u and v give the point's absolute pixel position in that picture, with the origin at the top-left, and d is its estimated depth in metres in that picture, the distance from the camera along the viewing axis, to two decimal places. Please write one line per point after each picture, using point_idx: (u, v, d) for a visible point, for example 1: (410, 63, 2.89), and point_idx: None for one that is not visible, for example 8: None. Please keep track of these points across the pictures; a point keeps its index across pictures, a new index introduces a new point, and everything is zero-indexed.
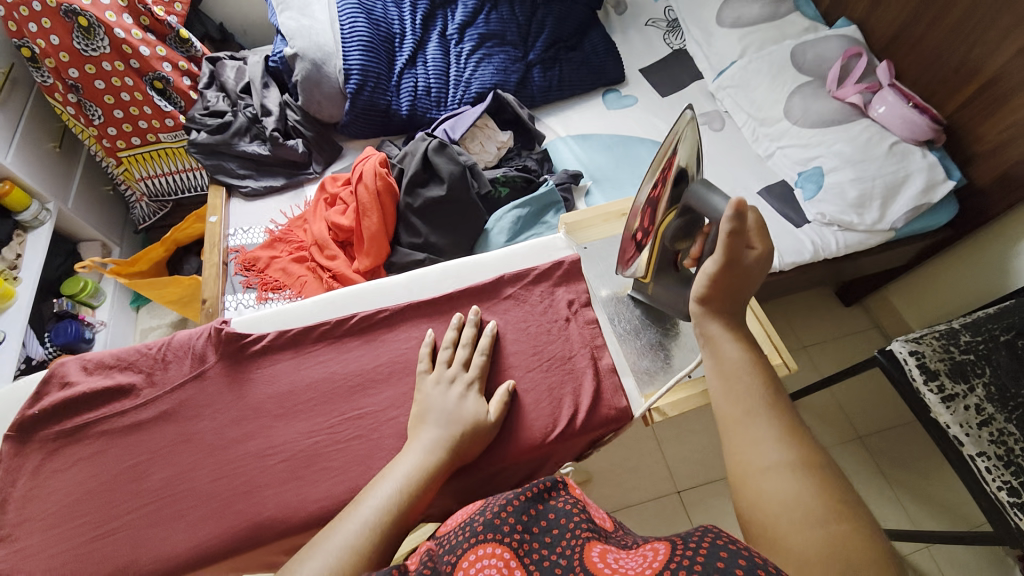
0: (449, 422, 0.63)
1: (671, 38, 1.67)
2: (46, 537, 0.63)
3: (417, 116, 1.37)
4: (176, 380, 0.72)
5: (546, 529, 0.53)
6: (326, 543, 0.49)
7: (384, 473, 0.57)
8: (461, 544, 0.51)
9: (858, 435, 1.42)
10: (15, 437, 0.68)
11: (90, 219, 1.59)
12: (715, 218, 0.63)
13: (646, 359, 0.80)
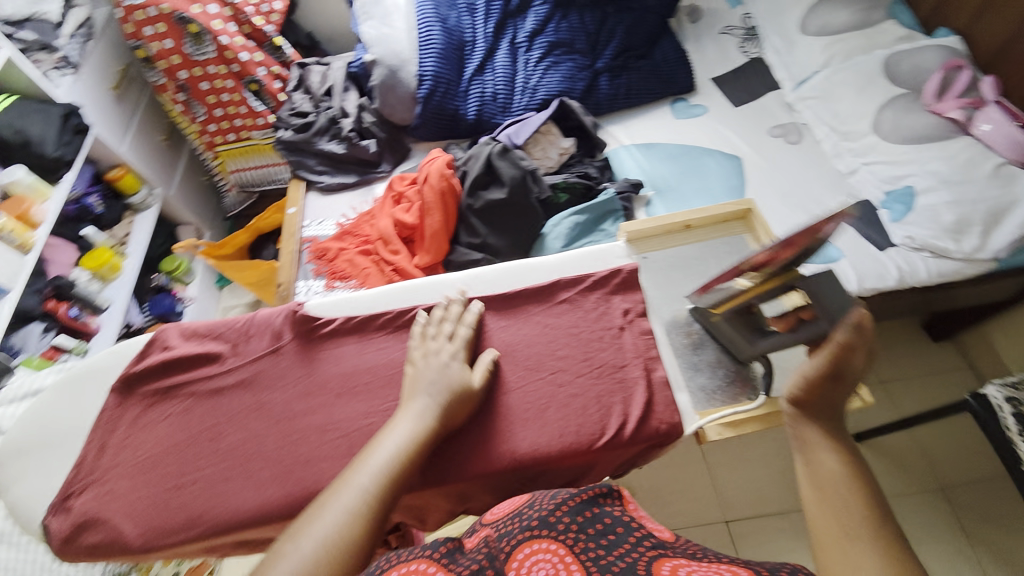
0: (429, 389, 0.65)
1: (747, 47, 1.60)
2: (133, 485, 0.70)
3: (483, 121, 1.42)
4: (254, 353, 0.78)
5: (602, 532, 0.54)
6: (331, 503, 0.54)
7: (375, 442, 0.60)
8: (513, 535, 0.55)
9: (938, 486, 1.28)
10: (119, 391, 0.76)
11: (189, 205, 1.77)
12: (823, 313, 0.60)
13: (703, 375, 0.79)
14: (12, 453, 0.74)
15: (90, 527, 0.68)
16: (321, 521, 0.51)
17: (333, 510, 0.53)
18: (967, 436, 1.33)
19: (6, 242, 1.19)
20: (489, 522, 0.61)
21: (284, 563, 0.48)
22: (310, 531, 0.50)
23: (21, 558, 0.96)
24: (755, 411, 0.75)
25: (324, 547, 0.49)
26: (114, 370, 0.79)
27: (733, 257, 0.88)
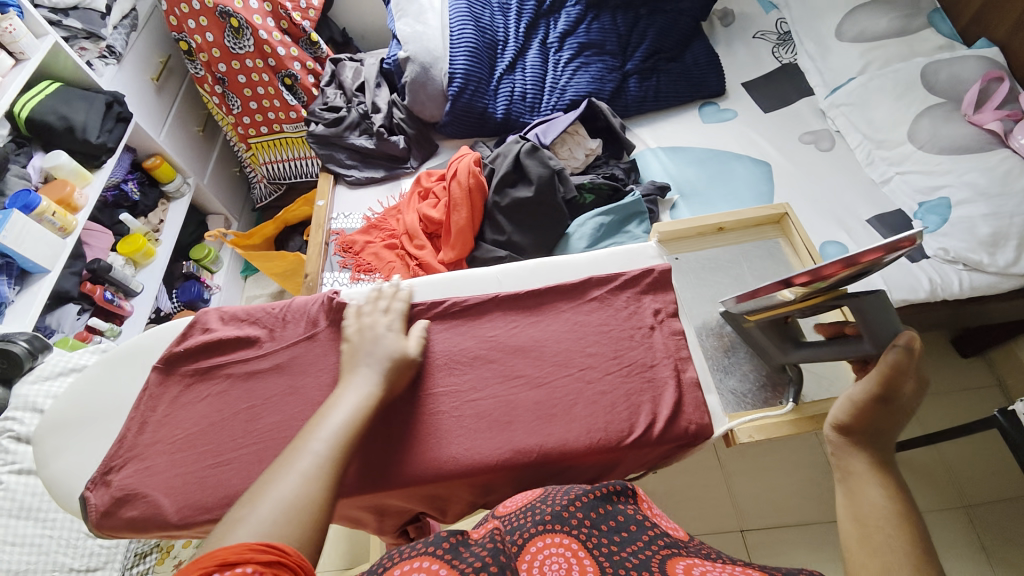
0: (374, 357, 0.62)
1: (781, 51, 1.58)
2: (181, 463, 0.63)
3: (511, 119, 1.43)
4: (294, 337, 0.71)
5: (614, 529, 0.55)
6: (288, 468, 0.51)
7: (327, 407, 0.57)
8: (525, 529, 0.56)
9: (962, 503, 1.24)
10: (161, 367, 0.69)
11: (220, 195, 1.82)
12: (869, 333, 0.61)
13: (733, 378, 0.78)
14: (52, 426, 0.69)
15: (128, 501, 0.61)
16: (279, 484, 0.49)
17: (292, 474, 0.50)
18: (994, 453, 1.29)
19: (49, 225, 1.22)
20: (501, 514, 0.62)
21: (241, 528, 0.45)
22: (268, 496, 0.48)
23: (46, 534, 0.96)
24: (785, 416, 0.74)
25: (287, 511, 0.47)
26: (158, 347, 0.73)
27: (768, 260, 0.87)
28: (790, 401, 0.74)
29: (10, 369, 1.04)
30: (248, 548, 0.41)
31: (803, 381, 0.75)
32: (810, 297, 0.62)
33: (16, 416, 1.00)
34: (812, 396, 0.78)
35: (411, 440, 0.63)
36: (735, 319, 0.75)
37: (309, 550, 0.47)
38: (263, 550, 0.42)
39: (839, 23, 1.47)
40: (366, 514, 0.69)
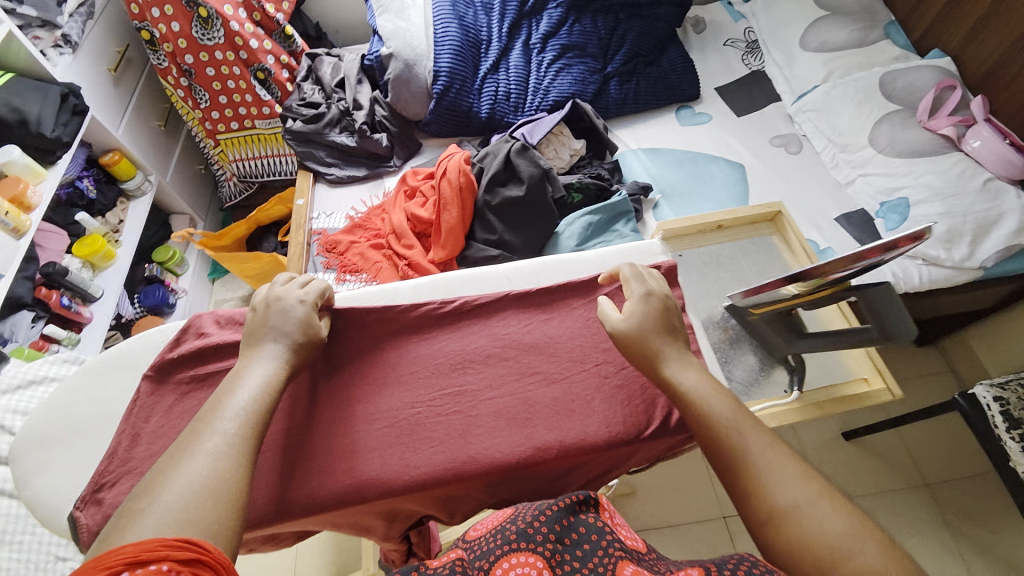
0: (282, 335, 0.59)
1: (749, 59, 1.65)
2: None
3: (495, 119, 1.43)
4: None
5: (577, 543, 0.53)
6: (192, 449, 0.48)
7: (230, 379, 0.55)
8: (493, 551, 0.52)
9: (924, 483, 1.34)
10: (153, 375, 0.65)
11: (184, 193, 1.72)
12: (878, 326, 0.67)
13: (741, 369, 0.81)
14: (29, 443, 0.64)
15: None
16: (185, 467, 0.46)
17: (197, 455, 0.48)
18: (950, 435, 1.40)
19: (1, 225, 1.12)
20: (471, 539, 0.58)
21: (146, 522, 0.42)
22: (176, 480, 0.45)
23: (11, 558, 0.88)
24: (791, 404, 0.78)
25: (203, 496, 0.45)
26: (149, 353, 0.69)
27: (764, 256, 0.92)
28: (795, 390, 0.79)
29: None
30: (162, 544, 0.40)
31: (805, 370, 0.80)
32: (818, 291, 0.65)
33: None
34: (814, 384, 0.82)
35: (429, 440, 0.62)
36: (738, 313, 0.78)
37: (232, 534, 0.46)
38: (180, 545, 0.41)
39: (803, 33, 1.56)
40: (379, 522, 0.67)
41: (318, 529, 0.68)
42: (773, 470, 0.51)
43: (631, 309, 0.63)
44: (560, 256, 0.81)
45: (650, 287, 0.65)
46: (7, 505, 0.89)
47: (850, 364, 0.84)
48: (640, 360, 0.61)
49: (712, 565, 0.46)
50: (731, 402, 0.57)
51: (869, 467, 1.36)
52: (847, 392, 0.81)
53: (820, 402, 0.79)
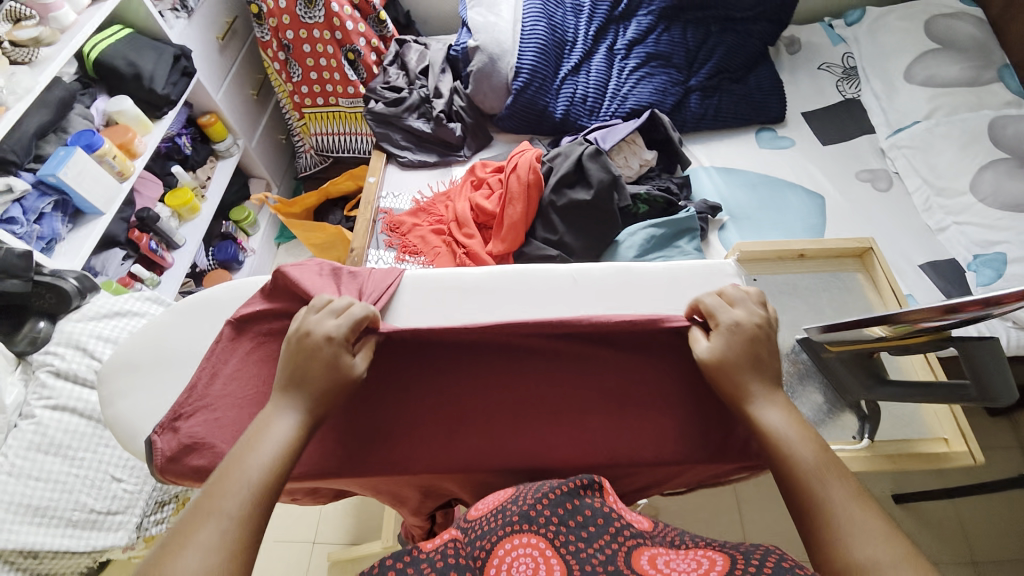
0: (305, 385, 0.55)
1: (845, 86, 1.56)
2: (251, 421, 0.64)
3: (569, 121, 1.42)
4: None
5: (581, 524, 0.47)
6: (189, 538, 0.45)
7: (251, 437, 0.52)
8: (493, 533, 0.48)
9: (971, 560, 1.17)
10: (234, 323, 0.69)
11: (266, 160, 1.83)
12: (976, 388, 0.63)
13: (807, 408, 0.76)
14: (122, 365, 0.70)
15: (198, 450, 0.62)
16: (177, 566, 0.43)
17: (193, 546, 0.44)
18: (1014, 511, 1.21)
19: (109, 168, 1.24)
20: (471, 518, 0.53)
21: None
22: None
23: (73, 472, 0.94)
24: (861, 451, 0.76)
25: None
26: (233, 302, 0.74)
27: (845, 293, 0.87)
28: (866, 438, 0.75)
29: (57, 305, 1.05)
30: None
31: (880, 420, 0.75)
32: (908, 337, 0.60)
33: (56, 351, 1.01)
34: (888, 434, 0.79)
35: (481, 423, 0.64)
36: (812, 348, 0.74)
37: None
38: None
39: (908, 65, 1.46)
40: (417, 496, 0.69)
41: (359, 492, 0.71)
42: (858, 528, 0.46)
43: (718, 336, 0.59)
44: (629, 262, 0.79)
45: (739, 316, 0.60)
46: (82, 423, 0.97)
47: (930, 421, 0.81)
48: (723, 390, 0.58)
49: (739, 556, 0.40)
50: (818, 450, 0.52)
51: (915, 534, 1.20)
52: (921, 448, 0.78)
53: (891, 453, 0.77)
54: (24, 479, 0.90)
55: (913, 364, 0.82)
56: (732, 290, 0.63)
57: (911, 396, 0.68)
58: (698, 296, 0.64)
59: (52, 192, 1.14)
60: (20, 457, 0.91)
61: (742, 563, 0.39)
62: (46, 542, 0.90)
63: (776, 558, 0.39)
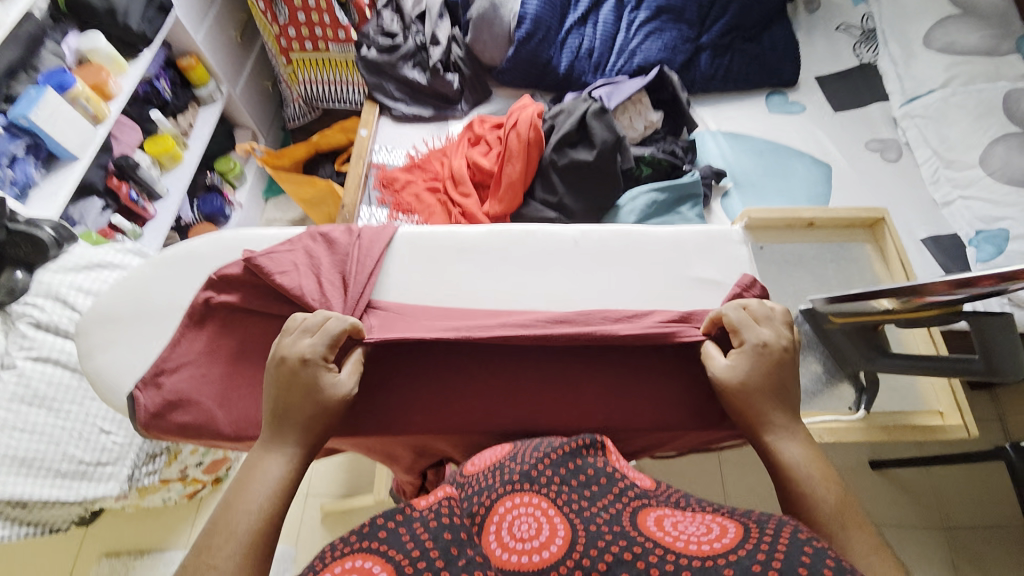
0: (292, 416, 0.54)
1: (862, 50, 1.48)
2: (237, 380, 0.62)
3: (573, 76, 1.35)
4: (336, 301, 0.64)
5: (585, 484, 0.48)
6: None
7: (244, 478, 0.51)
8: (492, 491, 0.48)
9: (943, 524, 1.22)
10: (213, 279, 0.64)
11: (251, 109, 1.73)
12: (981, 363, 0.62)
13: (807, 378, 0.80)
14: (99, 320, 0.67)
15: (183, 406, 0.60)
16: None
17: None
18: (984, 479, 1.26)
19: (82, 110, 1.16)
20: (466, 473, 0.53)
21: None
22: None
23: (60, 425, 0.93)
24: (856, 422, 0.77)
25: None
26: (217, 255, 0.71)
27: (853, 266, 0.87)
28: (863, 409, 0.77)
29: (35, 254, 1.01)
30: None
31: (877, 391, 0.77)
32: (918, 310, 0.59)
33: (36, 303, 0.98)
34: (883, 406, 0.81)
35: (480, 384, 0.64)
36: (817, 320, 0.75)
37: None
38: None
39: (929, 30, 1.39)
40: (409, 455, 0.69)
41: (351, 451, 0.71)
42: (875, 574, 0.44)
43: (743, 357, 0.57)
44: (631, 227, 0.76)
45: (766, 334, 0.58)
46: (65, 375, 0.95)
47: (927, 393, 0.81)
48: (743, 417, 0.56)
49: (753, 525, 0.41)
50: (840, 492, 0.50)
51: (888, 498, 1.24)
52: (916, 421, 0.79)
53: (886, 425, 0.78)
54: (8, 430, 0.89)
55: (915, 339, 0.82)
56: (754, 305, 0.61)
57: (914, 369, 0.68)
58: (723, 310, 0.61)
59: (24, 134, 1.08)
60: (4, 407, 0.90)
61: (756, 532, 0.40)
62: (32, 492, 0.88)
63: (791, 529, 0.40)
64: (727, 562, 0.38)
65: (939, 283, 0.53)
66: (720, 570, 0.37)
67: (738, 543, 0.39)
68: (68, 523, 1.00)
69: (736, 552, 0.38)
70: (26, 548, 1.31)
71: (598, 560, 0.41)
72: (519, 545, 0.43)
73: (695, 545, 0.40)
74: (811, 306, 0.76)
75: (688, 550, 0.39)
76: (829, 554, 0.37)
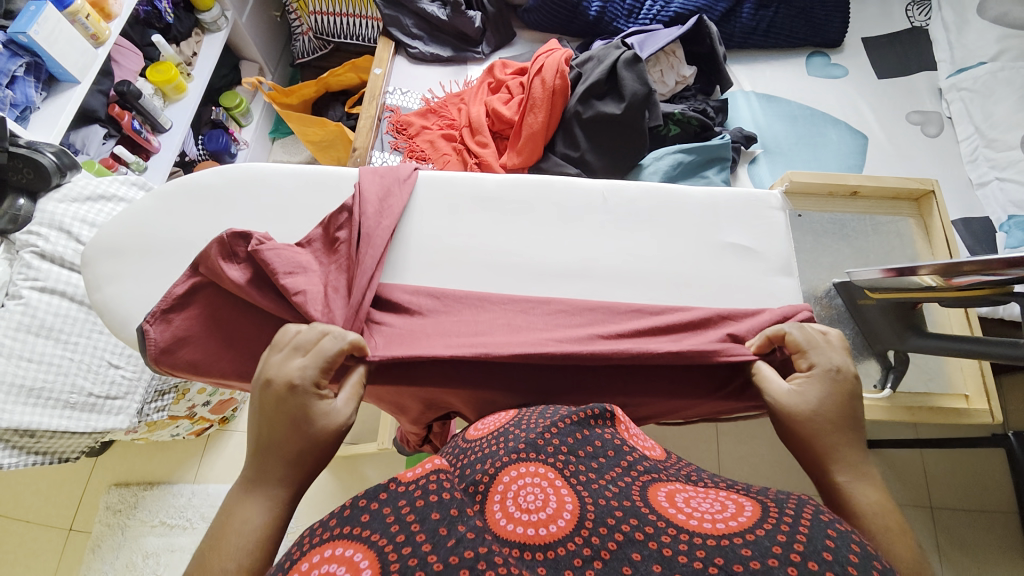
0: (281, 442, 0.48)
1: (915, 11, 1.37)
2: (252, 326, 0.60)
3: (603, 22, 1.25)
4: (340, 312, 0.58)
5: (592, 454, 0.46)
6: None
7: (222, 524, 0.45)
8: (495, 460, 0.46)
9: (929, 505, 1.24)
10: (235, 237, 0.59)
11: (259, 41, 1.64)
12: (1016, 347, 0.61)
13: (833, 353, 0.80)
14: (108, 249, 0.65)
15: (199, 340, 0.60)
16: None
17: None
18: (974, 464, 1.27)
19: (82, 29, 1.10)
20: (471, 438, 0.53)
21: None
22: None
23: (68, 356, 0.92)
24: (881, 400, 0.77)
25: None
26: (228, 188, 0.68)
27: (897, 239, 0.84)
28: (888, 388, 0.76)
29: (36, 181, 0.97)
30: None
31: (905, 370, 0.76)
32: (963, 290, 0.58)
33: (40, 232, 0.96)
34: (909, 387, 0.79)
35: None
36: (850, 294, 0.76)
37: None
38: None
39: None
40: (420, 408, 0.68)
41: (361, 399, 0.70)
42: None
43: (807, 383, 0.52)
44: (663, 186, 0.72)
45: (836, 364, 0.53)
46: (69, 307, 0.94)
47: (953, 376, 0.80)
48: (805, 449, 0.50)
49: (771, 504, 0.40)
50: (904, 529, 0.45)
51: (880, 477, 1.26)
52: (941, 403, 0.78)
53: (911, 406, 0.77)
54: (15, 359, 0.88)
55: (950, 319, 0.80)
56: (810, 329, 0.57)
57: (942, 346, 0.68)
58: (784, 328, 0.57)
59: (24, 53, 1.01)
60: (10, 336, 0.89)
61: (775, 512, 0.39)
62: (43, 421, 0.88)
63: (813, 510, 0.39)
64: (744, 541, 0.36)
65: (995, 260, 0.50)
66: (737, 549, 0.36)
67: (755, 522, 0.38)
68: (79, 452, 1.03)
69: (754, 532, 0.37)
70: (41, 471, 1.36)
71: (608, 539, 0.38)
72: (524, 517, 0.40)
73: (709, 523, 0.38)
74: (847, 279, 0.77)
75: (702, 528, 0.38)
76: (852, 538, 0.37)
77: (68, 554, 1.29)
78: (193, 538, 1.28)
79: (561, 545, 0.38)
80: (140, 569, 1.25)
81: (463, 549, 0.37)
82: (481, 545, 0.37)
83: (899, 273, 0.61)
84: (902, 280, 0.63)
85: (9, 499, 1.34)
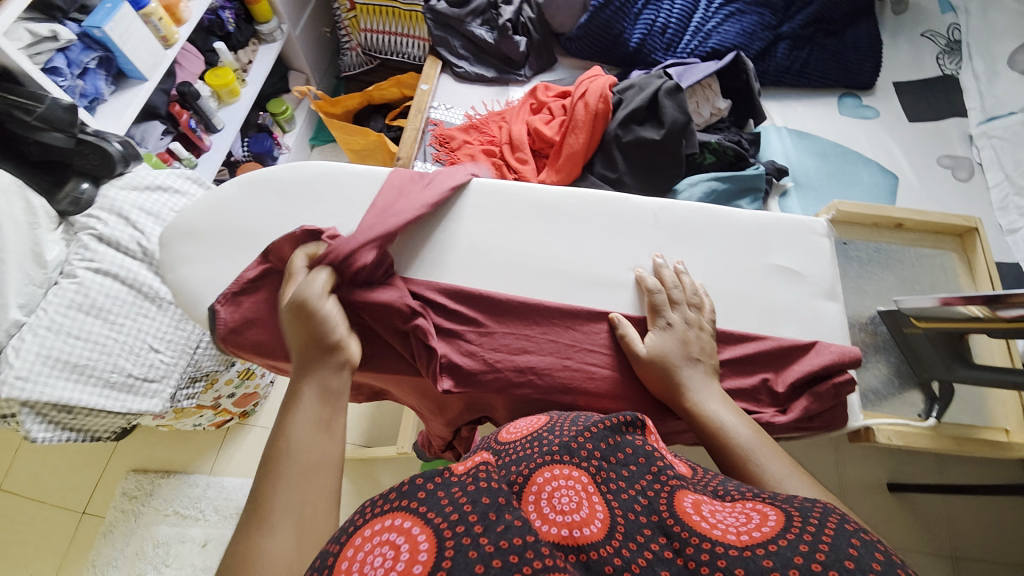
0: (303, 355, 0.56)
1: (946, 60, 1.40)
2: None
3: (642, 53, 1.31)
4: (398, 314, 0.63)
5: (623, 462, 0.45)
6: (253, 527, 0.44)
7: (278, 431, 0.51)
8: (526, 459, 0.45)
9: (951, 554, 1.21)
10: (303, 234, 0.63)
11: (309, 53, 1.72)
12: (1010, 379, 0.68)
13: (878, 380, 0.80)
14: (182, 232, 0.69)
15: (263, 324, 0.62)
16: (251, 552, 0.42)
17: (258, 535, 0.43)
18: (1000, 516, 1.23)
19: (154, 30, 1.17)
20: (503, 441, 0.50)
21: None
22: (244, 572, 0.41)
23: (113, 336, 0.95)
24: (925, 429, 0.75)
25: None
26: (297, 184, 0.71)
27: (940, 271, 0.86)
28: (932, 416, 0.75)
29: (101, 167, 1.02)
30: None
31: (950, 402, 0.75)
32: (1011, 323, 0.60)
33: (100, 216, 1.00)
34: (951, 418, 0.79)
35: (550, 338, 0.64)
36: (896, 322, 0.78)
37: None
38: None
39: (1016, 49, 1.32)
40: (461, 408, 0.69)
41: (405, 391, 0.72)
42: (768, 450, 0.50)
43: (657, 326, 0.62)
44: (709, 206, 0.75)
45: (674, 300, 0.64)
46: (118, 289, 0.96)
47: (994, 411, 0.80)
48: (670, 379, 0.58)
49: (794, 512, 0.38)
50: (741, 415, 0.55)
51: (902, 521, 1.23)
52: (983, 435, 0.77)
53: (955, 436, 0.76)
54: (63, 335, 0.90)
55: (992, 351, 0.81)
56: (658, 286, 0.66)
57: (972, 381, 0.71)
58: (641, 279, 0.67)
59: (97, 47, 1.07)
60: (60, 313, 0.91)
61: (797, 520, 0.37)
62: (81, 398, 0.91)
63: (837, 519, 0.37)
64: (766, 552, 0.35)
65: None
66: (759, 561, 0.34)
67: (779, 531, 0.36)
68: (110, 433, 1.05)
69: (777, 542, 0.35)
70: (63, 451, 1.38)
71: (637, 554, 0.37)
72: (559, 518, 0.39)
73: (734, 535, 0.37)
74: (892, 309, 0.80)
75: (725, 538, 0.37)
76: (875, 548, 0.34)
77: (79, 538, 1.30)
78: (205, 531, 1.29)
79: (596, 549, 0.37)
80: (149, 559, 1.26)
81: (512, 535, 0.34)
82: (530, 535, 0.34)
83: (958, 301, 0.62)
84: (959, 309, 0.64)
85: (26, 478, 1.35)
